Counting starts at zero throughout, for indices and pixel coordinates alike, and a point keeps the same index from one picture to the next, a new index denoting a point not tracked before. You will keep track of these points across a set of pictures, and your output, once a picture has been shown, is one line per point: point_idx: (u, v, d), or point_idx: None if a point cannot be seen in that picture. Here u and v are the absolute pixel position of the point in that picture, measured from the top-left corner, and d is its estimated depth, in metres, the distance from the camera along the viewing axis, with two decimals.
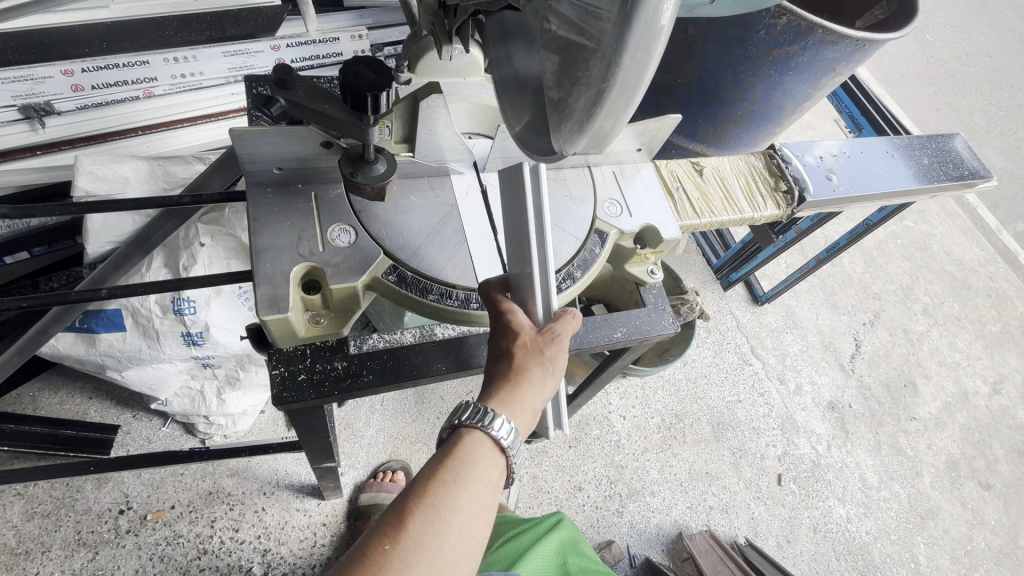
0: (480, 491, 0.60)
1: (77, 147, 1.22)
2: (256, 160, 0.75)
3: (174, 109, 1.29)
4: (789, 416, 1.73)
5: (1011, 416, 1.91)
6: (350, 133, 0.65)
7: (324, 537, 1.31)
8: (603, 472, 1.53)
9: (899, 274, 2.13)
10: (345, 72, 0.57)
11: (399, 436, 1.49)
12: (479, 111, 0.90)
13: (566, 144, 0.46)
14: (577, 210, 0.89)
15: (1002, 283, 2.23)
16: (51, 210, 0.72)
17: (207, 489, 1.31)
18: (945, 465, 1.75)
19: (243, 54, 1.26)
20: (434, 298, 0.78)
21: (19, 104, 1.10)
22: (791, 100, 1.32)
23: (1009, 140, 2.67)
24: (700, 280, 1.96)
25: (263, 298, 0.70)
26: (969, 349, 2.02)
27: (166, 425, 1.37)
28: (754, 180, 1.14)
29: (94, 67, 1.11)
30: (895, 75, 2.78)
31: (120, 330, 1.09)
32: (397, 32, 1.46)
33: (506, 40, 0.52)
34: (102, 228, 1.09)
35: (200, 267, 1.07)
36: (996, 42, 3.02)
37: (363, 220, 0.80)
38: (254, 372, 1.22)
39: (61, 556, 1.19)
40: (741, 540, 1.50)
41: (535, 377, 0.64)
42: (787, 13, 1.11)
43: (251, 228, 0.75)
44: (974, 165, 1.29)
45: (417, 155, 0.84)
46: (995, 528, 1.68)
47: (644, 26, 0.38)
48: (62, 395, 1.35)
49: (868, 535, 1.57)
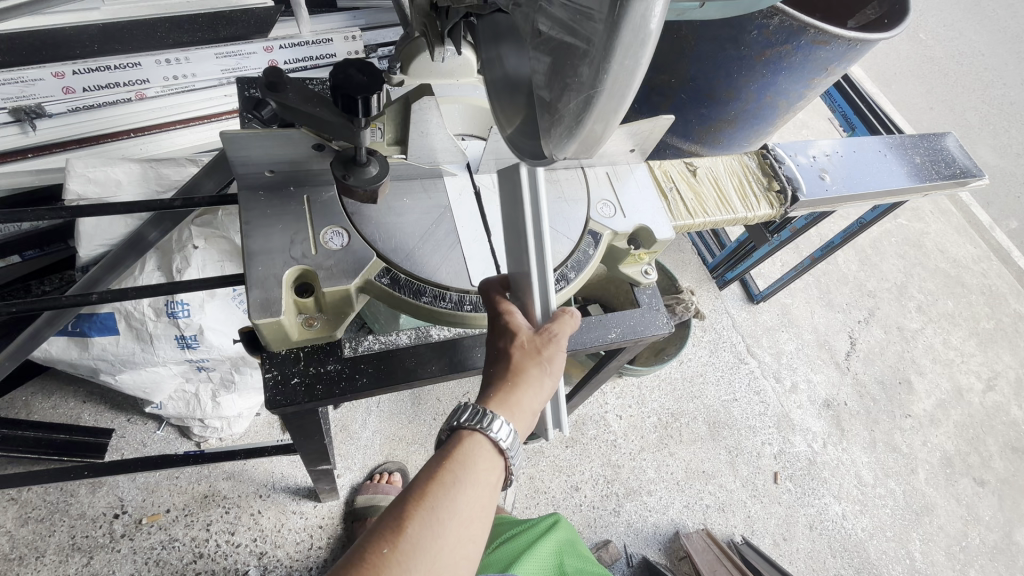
0: (479, 492, 0.60)
1: (69, 149, 1.22)
2: (247, 163, 0.74)
3: (167, 111, 1.29)
4: (785, 414, 1.73)
5: (1005, 412, 1.93)
6: (342, 136, 0.65)
7: (321, 540, 1.31)
8: (600, 472, 1.53)
9: (894, 271, 2.14)
10: (336, 74, 0.57)
11: (396, 437, 1.49)
12: (472, 112, 0.88)
13: (556, 149, 0.46)
14: (571, 211, 0.89)
15: (996, 280, 2.24)
16: (41, 214, 0.71)
17: (202, 493, 1.30)
18: (939, 462, 1.76)
19: (237, 55, 1.26)
20: (428, 300, 0.77)
21: (10, 106, 1.10)
22: (784, 100, 1.32)
23: (1001, 138, 2.68)
24: (695, 279, 1.97)
25: (255, 302, 0.70)
26: (963, 346, 2.03)
27: (160, 429, 1.36)
28: (747, 180, 1.14)
29: (85, 69, 1.10)
30: (888, 73, 2.80)
31: (113, 334, 1.09)
32: (390, 33, 1.46)
33: (497, 41, 0.52)
34: (95, 231, 1.09)
35: (194, 270, 1.06)
36: (988, 41, 3.03)
37: (356, 223, 0.79)
38: (248, 374, 1.22)
39: (55, 562, 1.18)
40: (737, 538, 1.50)
41: (533, 377, 0.64)
42: (779, 12, 1.11)
43: (243, 232, 0.75)
44: (967, 164, 1.30)
45: (410, 157, 0.83)
46: (990, 524, 1.69)
47: (632, 32, 0.38)
48: (56, 400, 1.35)
49: (863, 532, 1.58)
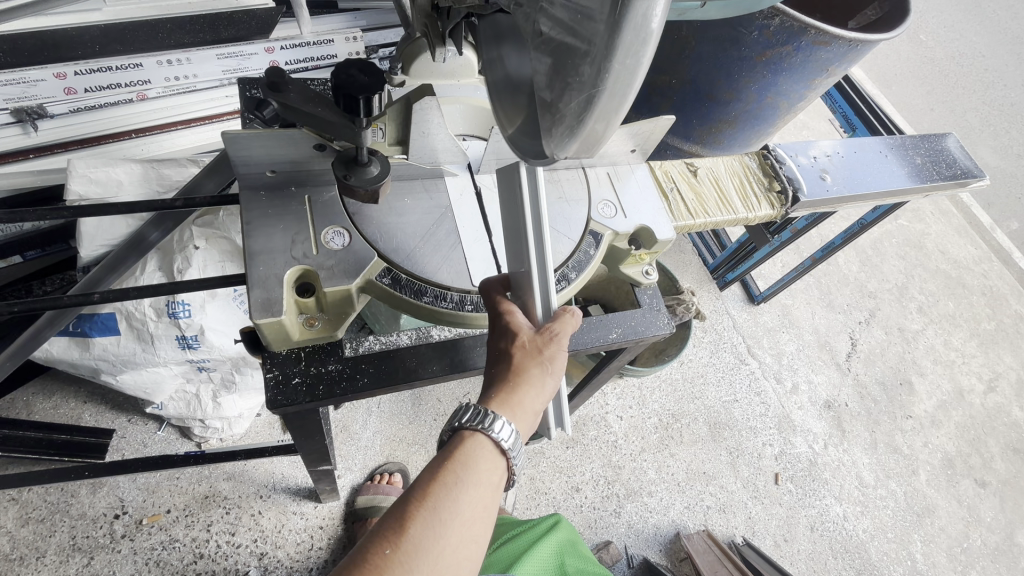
0: (481, 493, 0.60)
1: (70, 150, 1.22)
2: (250, 163, 0.74)
3: (169, 112, 1.29)
4: (785, 415, 1.73)
5: (1006, 413, 1.93)
6: (343, 136, 0.65)
7: (321, 541, 1.31)
8: (601, 472, 1.53)
9: (894, 272, 2.14)
10: (338, 75, 0.57)
11: (396, 438, 1.49)
12: (473, 112, 0.88)
13: (557, 148, 0.46)
14: (572, 212, 0.89)
15: (997, 281, 2.24)
16: (42, 214, 0.72)
17: (203, 493, 1.30)
18: (941, 463, 1.76)
19: (238, 56, 1.26)
20: (428, 300, 0.77)
21: (11, 106, 1.10)
22: (785, 101, 1.32)
23: (1001, 139, 2.68)
24: (696, 279, 1.97)
25: (256, 302, 0.70)
26: (964, 347, 2.03)
27: (161, 430, 1.36)
28: (747, 180, 1.14)
29: (87, 70, 1.11)
30: (889, 74, 2.80)
31: (114, 334, 1.09)
32: (391, 34, 1.47)
33: (498, 41, 0.52)
34: (96, 231, 1.09)
35: (194, 271, 1.06)
36: (989, 42, 3.03)
37: (357, 223, 0.80)
38: (249, 375, 1.21)
39: (56, 562, 1.18)
40: (738, 540, 1.50)
41: (534, 377, 0.64)
42: (779, 13, 1.11)
43: (244, 232, 0.75)
44: (967, 164, 1.30)
45: (411, 157, 0.83)
46: (991, 526, 1.69)
47: (632, 32, 0.38)
48: (56, 400, 1.35)
49: (865, 533, 1.57)
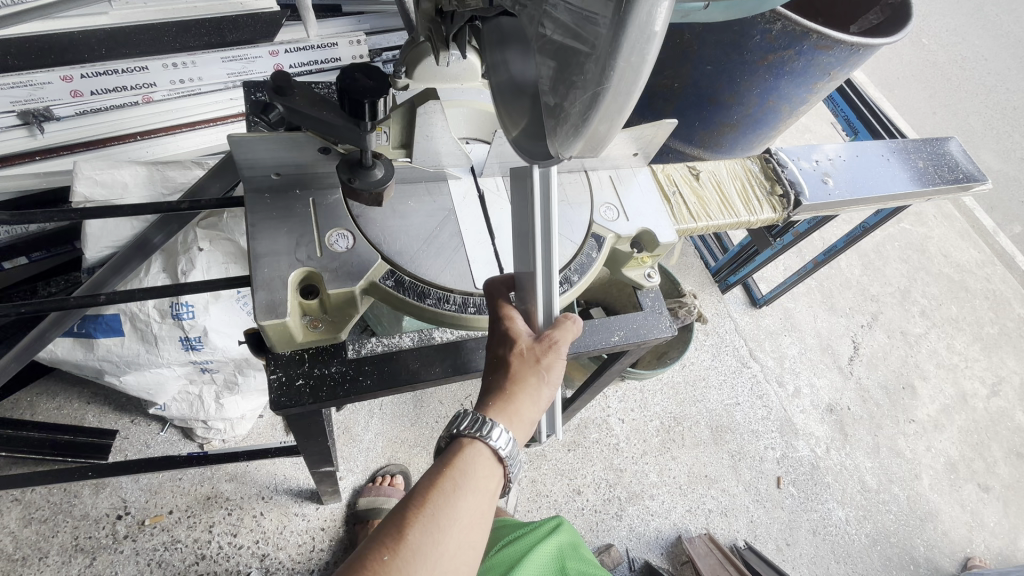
0: (479, 500, 0.60)
1: (77, 152, 1.22)
2: (255, 166, 0.74)
3: (174, 113, 1.29)
4: (788, 419, 1.73)
5: (1010, 417, 1.92)
6: (348, 138, 0.66)
7: (322, 543, 1.31)
8: (602, 475, 1.53)
9: (897, 276, 2.14)
10: (343, 78, 0.58)
11: (398, 440, 1.49)
12: (476, 116, 0.89)
13: (561, 148, 0.46)
14: (574, 215, 0.89)
15: (1000, 285, 2.23)
16: (50, 215, 0.72)
17: (205, 494, 1.31)
18: (944, 468, 1.75)
19: (242, 59, 1.28)
20: (431, 302, 0.78)
21: (18, 109, 1.11)
22: (786, 105, 1.33)
23: (1004, 142, 2.67)
24: (698, 283, 1.97)
25: (260, 303, 0.70)
26: (967, 351, 2.02)
27: (164, 430, 1.37)
28: (749, 184, 1.15)
29: (94, 73, 1.13)
30: (890, 79, 2.80)
31: (119, 335, 1.09)
32: (393, 37, 1.48)
33: (502, 45, 0.52)
34: (101, 232, 1.10)
35: (198, 272, 1.07)
36: (990, 46, 3.03)
37: (361, 226, 0.80)
38: (252, 377, 1.22)
39: (59, 562, 1.19)
40: (740, 544, 1.49)
41: (532, 386, 0.65)
42: (781, 17, 1.12)
43: (249, 234, 0.75)
44: (969, 168, 1.30)
45: (415, 160, 0.84)
46: (994, 531, 1.68)
47: (637, 30, 0.38)
48: (60, 400, 1.36)
49: (867, 537, 1.57)
